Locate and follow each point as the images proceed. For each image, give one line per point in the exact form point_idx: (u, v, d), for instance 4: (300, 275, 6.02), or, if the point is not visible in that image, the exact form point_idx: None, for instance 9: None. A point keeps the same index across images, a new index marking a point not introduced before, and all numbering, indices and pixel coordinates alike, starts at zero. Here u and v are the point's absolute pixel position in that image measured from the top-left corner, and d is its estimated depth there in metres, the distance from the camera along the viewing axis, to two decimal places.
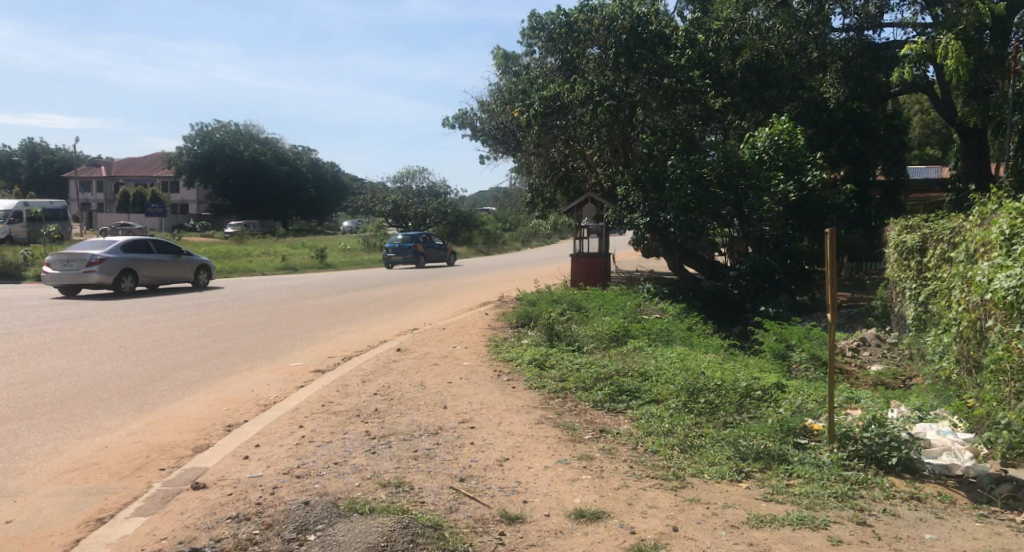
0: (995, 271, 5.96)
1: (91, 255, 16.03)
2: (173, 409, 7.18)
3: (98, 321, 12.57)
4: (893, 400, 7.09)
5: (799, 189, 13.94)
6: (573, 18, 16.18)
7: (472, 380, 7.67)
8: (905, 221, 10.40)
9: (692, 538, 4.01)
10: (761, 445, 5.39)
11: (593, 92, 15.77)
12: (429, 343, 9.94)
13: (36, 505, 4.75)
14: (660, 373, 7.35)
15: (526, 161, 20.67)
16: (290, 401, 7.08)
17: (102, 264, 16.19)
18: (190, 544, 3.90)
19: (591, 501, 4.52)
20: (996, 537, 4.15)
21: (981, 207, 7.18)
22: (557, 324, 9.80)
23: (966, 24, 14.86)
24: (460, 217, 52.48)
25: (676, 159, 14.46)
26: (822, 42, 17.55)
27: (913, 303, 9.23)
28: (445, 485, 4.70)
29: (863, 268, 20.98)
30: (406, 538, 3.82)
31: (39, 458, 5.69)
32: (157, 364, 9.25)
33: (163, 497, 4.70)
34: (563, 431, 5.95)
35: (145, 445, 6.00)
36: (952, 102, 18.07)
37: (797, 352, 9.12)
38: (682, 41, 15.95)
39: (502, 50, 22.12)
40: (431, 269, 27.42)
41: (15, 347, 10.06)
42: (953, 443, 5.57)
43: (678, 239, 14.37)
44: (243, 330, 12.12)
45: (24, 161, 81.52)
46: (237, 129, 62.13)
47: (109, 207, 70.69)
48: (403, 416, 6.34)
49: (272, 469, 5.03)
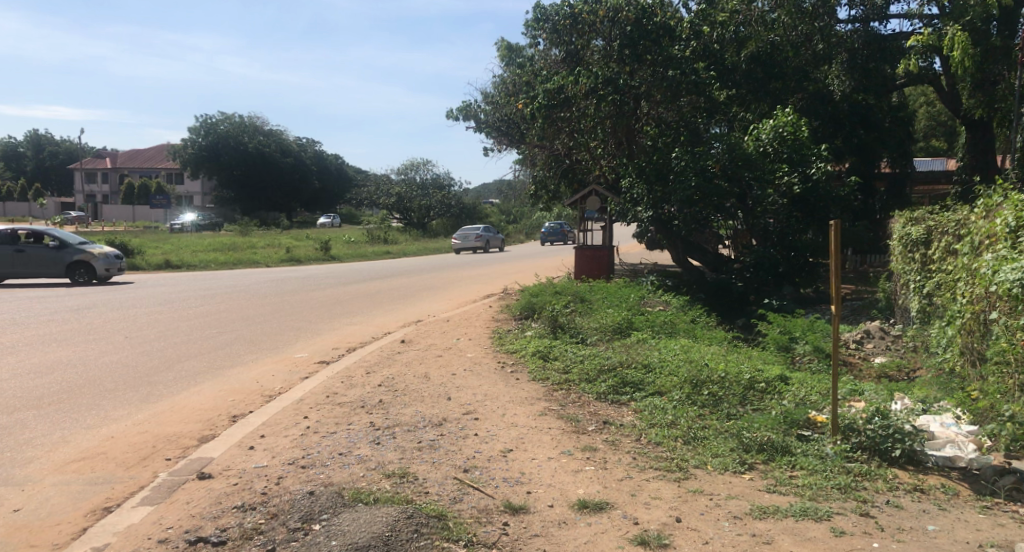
0: (1000, 263, 5.98)
1: (477, 233, 35.10)
2: (182, 399, 7.24)
3: (101, 312, 12.54)
4: (897, 391, 7.09)
5: (803, 180, 13.69)
6: (577, 8, 16.18)
7: (476, 371, 7.70)
8: (912, 211, 10.21)
9: (696, 529, 4.03)
10: (765, 437, 5.40)
11: (597, 85, 15.47)
12: (432, 335, 9.96)
13: (44, 494, 4.78)
14: (664, 365, 7.37)
15: (530, 153, 20.24)
16: (298, 391, 7.14)
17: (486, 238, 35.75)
18: (196, 532, 3.94)
19: (595, 491, 4.54)
20: (1000, 529, 4.16)
21: (987, 199, 7.14)
22: (560, 316, 9.93)
23: (972, 15, 14.94)
24: (465, 209, 53.02)
25: (680, 151, 14.48)
26: (828, 34, 17.24)
27: (918, 295, 9.20)
28: (449, 476, 4.72)
29: (868, 260, 21.04)
30: (412, 527, 3.86)
31: (46, 448, 5.72)
32: (161, 355, 9.27)
33: (169, 487, 4.72)
34: (567, 423, 5.98)
35: (152, 435, 6.05)
36: (957, 94, 17.93)
37: (800, 345, 9.07)
38: (687, 32, 16.08)
39: (505, 41, 21.75)
40: (433, 263, 26.77)
41: (22, 338, 10.07)
42: (957, 435, 5.59)
43: (682, 231, 14.42)
44: (248, 322, 12.10)
45: (30, 153, 82.26)
46: (242, 121, 61.87)
47: (114, 199, 70.92)
48: (409, 406, 6.39)
49: (278, 460, 5.05)
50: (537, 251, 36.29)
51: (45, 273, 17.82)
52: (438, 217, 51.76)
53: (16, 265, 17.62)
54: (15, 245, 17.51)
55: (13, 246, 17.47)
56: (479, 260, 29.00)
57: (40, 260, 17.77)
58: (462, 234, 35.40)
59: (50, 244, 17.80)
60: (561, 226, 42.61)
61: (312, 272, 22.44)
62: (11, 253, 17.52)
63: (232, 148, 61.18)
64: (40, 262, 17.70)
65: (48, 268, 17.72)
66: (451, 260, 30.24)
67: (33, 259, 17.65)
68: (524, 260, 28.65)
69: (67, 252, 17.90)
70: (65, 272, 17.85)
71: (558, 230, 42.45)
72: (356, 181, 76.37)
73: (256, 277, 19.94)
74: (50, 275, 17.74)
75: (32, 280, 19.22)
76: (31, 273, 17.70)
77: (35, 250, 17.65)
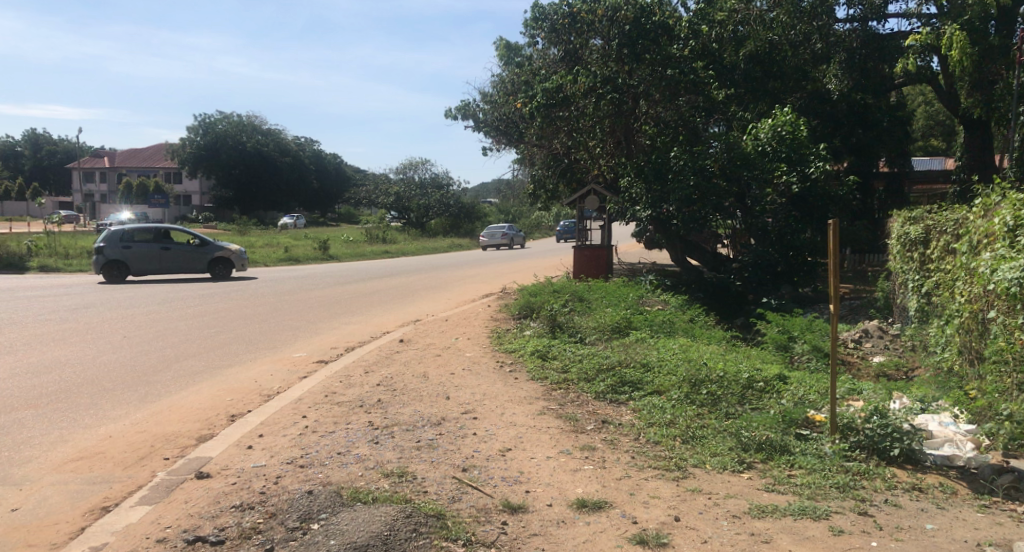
0: (998, 262, 6.00)
1: (503, 231, 38.90)
2: (180, 398, 7.23)
3: (98, 312, 12.49)
4: (895, 390, 7.08)
5: (801, 180, 13.75)
6: (576, 8, 16.14)
7: (474, 371, 7.70)
8: (910, 210, 10.21)
9: (694, 528, 4.03)
10: (763, 436, 5.40)
11: (596, 84, 15.57)
12: (431, 335, 9.94)
13: (41, 493, 4.77)
14: (662, 365, 7.36)
15: (528, 152, 20.39)
16: (297, 390, 7.15)
17: (512, 235, 39.28)
18: (194, 532, 3.93)
19: (593, 490, 4.55)
20: (999, 528, 4.16)
21: (985, 199, 7.15)
22: (559, 315, 9.93)
23: (971, 14, 14.97)
24: (464, 208, 52.64)
25: (678, 150, 14.48)
26: (825, 32, 17.31)
27: (916, 295, 9.23)
28: (448, 475, 4.72)
29: (866, 259, 21.06)
30: (410, 527, 3.85)
31: (44, 448, 5.71)
32: (160, 354, 9.25)
33: (167, 486, 4.72)
34: (565, 421, 5.99)
35: (151, 434, 6.04)
36: (955, 93, 17.94)
37: (798, 344, 9.09)
38: (686, 32, 15.99)
39: (503, 40, 21.79)
40: (425, 263, 26.28)
41: (19, 337, 10.05)
42: (955, 434, 5.54)
43: (681, 231, 14.44)
44: (246, 321, 12.07)
45: (27, 152, 82.05)
46: (241, 121, 61.63)
47: (113, 198, 70.69)
48: (407, 405, 6.39)
49: (276, 459, 5.05)
50: (529, 251, 35.50)
51: (186, 269, 18.89)
52: (436, 216, 51.41)
53: (161, 262, 18.52)
54: (163, 243, 18.44)
55: (162, 245, 18.38)
56: (478, 260, 28.59)
57: (182, 257, 18.81)
58: (489, 233, 38.85)
59: (192, 242, 18.88)
60: (573, 225, 43.07)
61: (308, 272, 22.33)
62: (158, 251, 18.42)
63: (230, 148, 60.80)
64: (183, 259, 18.72)
65: (192, 265, 18.82)
66: (438, 260, 29.34)
67: (177, 257, 18.66)
68: (526, 259, 28.27)
69: (208, 249, 19.08)
70: (207, 269, 19.04)
71: (571, 230, 43.02)
72: (354, 180, 76.44)
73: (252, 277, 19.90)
74: (194, 271, 18.83)
75: (31, 279, 19.20)
76: (176, 270, 18.67)
77: (181, 248, 18.69)
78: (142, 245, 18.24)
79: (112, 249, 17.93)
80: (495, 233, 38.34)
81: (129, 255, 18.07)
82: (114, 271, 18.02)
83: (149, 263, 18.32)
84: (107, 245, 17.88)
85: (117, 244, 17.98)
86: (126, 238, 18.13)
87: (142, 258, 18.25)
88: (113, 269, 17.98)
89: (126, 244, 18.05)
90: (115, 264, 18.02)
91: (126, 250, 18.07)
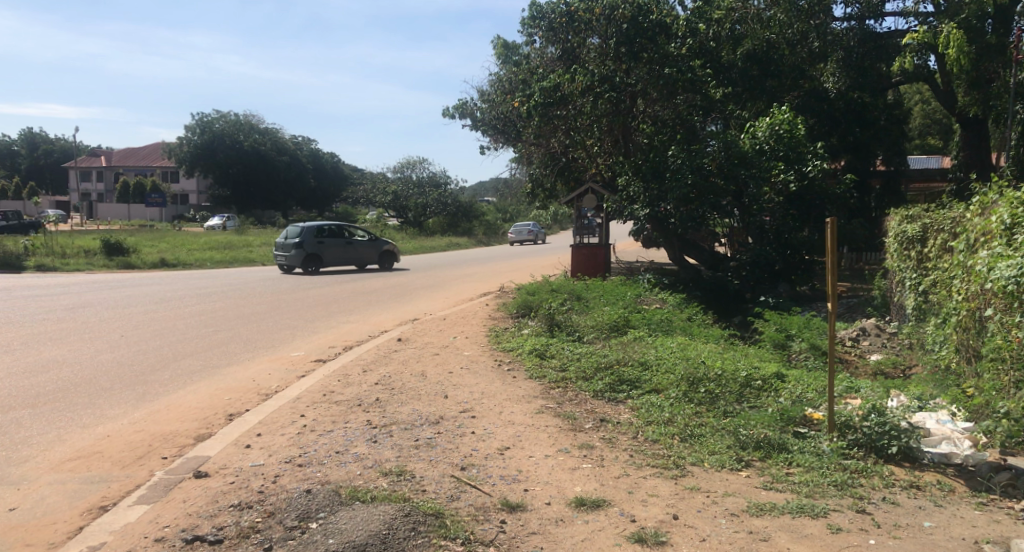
0: (995, 260, 6.01)
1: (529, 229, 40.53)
2: (177, 398, 7.22)
3: (94, 311, 12.44)
4: (893, 388, 7.08)
5: (799, 178, 13.84)
6: (573, 7, 16.06)
7: (473, 369, 7.71)
8: (907, 209, 10.23)
9: (692, 526, 4.03)
10: (761, 434, 5.40)
11: (594, 83, 15.61)
12: (430, 333, 9.94)
13: (39, 493, 4.76)
14: (660, 363, 7.35)
15: (526, 152, 20.27)
16: (295, 390, 7.14)
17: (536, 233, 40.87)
18: (193, 531, 3.93)
19: (591, 489, 4.55)
20: (996, 525, 4.17)
21: (982, 197, 7.12)
22: (558, 314, 9.93)
23: (967, 13, 14.97)
24: (460, 208, 51.87)
25: (676, 149, 14.46)
26: (823, 31, 17.48)
27: (913, 293, 9.25)
28: (446, 474, 4.73)
29: (863, 258, 21.12)
30: (409, 526, 3.85)
31: (41, 447, 5.69)
32: (158, 353, 9.23)
33: (166, 485, 4.71)
34: (563, 420, 5.99)
35: (149, 434, 6.03)
36: (952, 92, 17.96)
37: (796, 342, 9.11)
38: (683, 30, 15.99)
39: (502, 38, 21.88)
40: (418, 263, 25.58)
41: (14, 337, 10.00)
42: (953, 431, 5.54)
43: (678, 229, 14.39)
44: (243, 320, 12.04)
45: (24, 152, 81.85)
46: (237, 120, 61.57)
47: (109, 196, 70.35)
48: (406, 404, 6.40)
49: (275, 458, 5.05)
50: (514, 251, 34.23)
51: (363, 262, 21.24)
52: (434, 215, 50.94)
53: (346, 254, 20.81)
54: (348, 238, 20.83)
55: (347, 239, 20.76)
56: (472, 259, 27.88)
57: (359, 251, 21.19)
58: (517, 230, 39.95)
59: (366, 238, 21.34)
60: None
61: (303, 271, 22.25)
62: (344, 244, 20.77)
63: (227, 147, 60.84)
64: (364, 252, 21.11)
65: (368, 257, 21.20)
66: (434, 259, 28.30)
67: (359, 250, 21.04)
68: (523, 259, 27.53)
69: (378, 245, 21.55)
70: (379, 261, 21.48)
71: None
72: (354, 180, 76.52)
73: (250, 276, 19.93)
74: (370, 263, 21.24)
75: (26, 279, 19.16)
76: (356, 262, 21.00)
77: (360, 242, 21.13)
78: (332, 239, 20.56)
79: (307, 242, 20.13)
80: (520, 230, 39.65)
81: (324, 248, 20.35)
82: (312, 262, 20.19)
83: (337, 255, 20.61)
84: (304, 239, 20.12)
85: (314, 238, 20.21)
86: (319, 234, 20.40)
87: (333, 250, 20.55)
88: (309, 260, 20.15)
89: (320, 238, 20.32)
90: (311, 256, 20.19)
91: (320, 244, 20.34)
